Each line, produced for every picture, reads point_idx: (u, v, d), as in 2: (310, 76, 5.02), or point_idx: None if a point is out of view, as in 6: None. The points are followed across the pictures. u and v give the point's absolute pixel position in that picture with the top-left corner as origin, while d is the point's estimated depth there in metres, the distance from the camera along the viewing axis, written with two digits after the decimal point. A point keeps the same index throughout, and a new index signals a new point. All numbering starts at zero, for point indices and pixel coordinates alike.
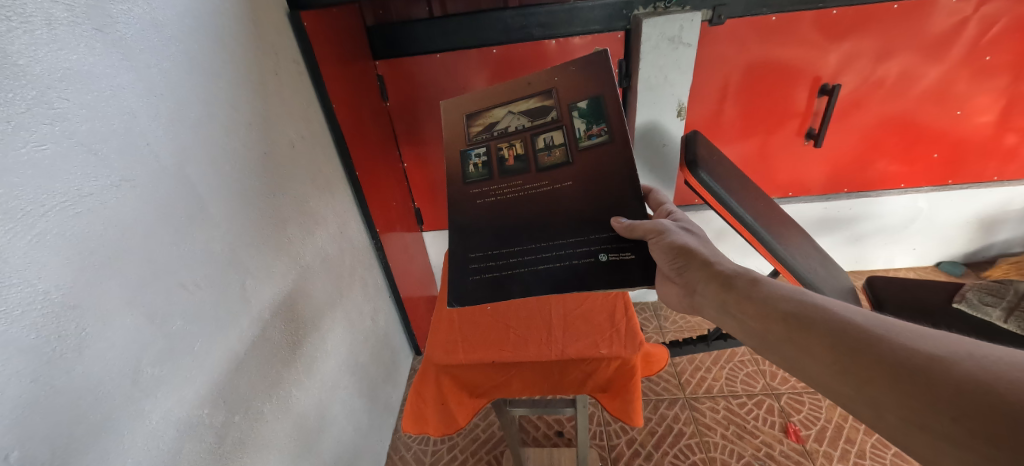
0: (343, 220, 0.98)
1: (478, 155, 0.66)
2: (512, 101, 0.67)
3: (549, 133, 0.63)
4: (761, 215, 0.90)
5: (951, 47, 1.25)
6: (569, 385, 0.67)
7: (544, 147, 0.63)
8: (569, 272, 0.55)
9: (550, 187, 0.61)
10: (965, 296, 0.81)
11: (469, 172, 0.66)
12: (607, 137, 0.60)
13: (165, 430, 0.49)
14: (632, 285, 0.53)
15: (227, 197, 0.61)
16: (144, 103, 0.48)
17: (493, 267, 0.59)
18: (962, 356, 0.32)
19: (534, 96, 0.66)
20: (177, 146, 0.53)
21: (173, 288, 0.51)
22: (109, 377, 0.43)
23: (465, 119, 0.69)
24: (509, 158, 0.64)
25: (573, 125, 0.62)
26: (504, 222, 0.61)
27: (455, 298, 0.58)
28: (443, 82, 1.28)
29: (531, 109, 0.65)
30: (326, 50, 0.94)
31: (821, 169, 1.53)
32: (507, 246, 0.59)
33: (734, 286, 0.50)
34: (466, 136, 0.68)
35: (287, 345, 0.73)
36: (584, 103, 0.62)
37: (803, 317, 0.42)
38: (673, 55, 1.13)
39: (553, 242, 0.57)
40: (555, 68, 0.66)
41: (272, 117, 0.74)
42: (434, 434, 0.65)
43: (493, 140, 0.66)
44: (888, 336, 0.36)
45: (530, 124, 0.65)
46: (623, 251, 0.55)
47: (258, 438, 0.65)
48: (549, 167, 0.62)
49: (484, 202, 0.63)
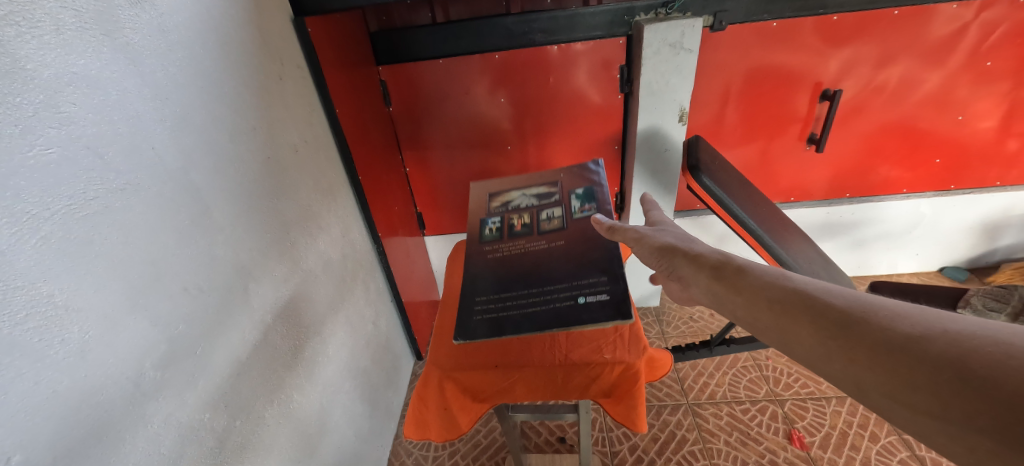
0: (345, 223, 0.98)
1: (493, 223, 0.77)
2: (526, 187, 0.83)
3: (552, 209, 0.75)
4: (765, 221, 0.89)
5: (950, 54, 1.26)
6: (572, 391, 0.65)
7: (546, 219, 0.74)
8: (554, 314, 0.59)
9: (546, 245, 0.69)
10: (969, 301, 0.85)
11: (484, 235, 0.76)
12: (596, 212, 0.72)
13: (166, 435, 0.48)
14: (626, 317, 0.56)
15: (232, 201, 0.62)
16: (149, 107, 0.49)
17: (496, 307, 0.62)
18: (945, 333, 0.31)
19: (543, 185, 0.82)
20: (181, 150, 0.53)
21: (175, 291, 0.51)
22: (113, 378, 0.43)
23: (488, 197, 0.83)
24: (518, 225, 0.76)
25: (570, 204, 0.75)
26: (511, 273, 0.67)
27: (458, 333, 0.60)
28: (445, 86, 1.29)
29: (539, 193, 0.80)
30: (332, 58, 0.95)
31: (823, 174, 1.53)
32: (507, 291, 0.64)
33: (714, 271, 0.49)
34: (486, 210, 0.81)
35: (289, 349, 0.73)
36: (581, 191, 0.77)
37: (785, 302, 0.41)
38: (675, 61, 1.14)
39: (544, 288, 0.63)
40: (560, 169, 0.85)
41: (276, 121, 0.74)
42: (437, 439, 0.64)
43: (507, 213, 0.79)
44: (872, 316, 0.35)
45: (537, 201, 0.78)
46: (602, 293, 0.60)
47: (259, 443, 0.64)
48: (548, 231, 0.72)
49: (494, 256, 0.71)
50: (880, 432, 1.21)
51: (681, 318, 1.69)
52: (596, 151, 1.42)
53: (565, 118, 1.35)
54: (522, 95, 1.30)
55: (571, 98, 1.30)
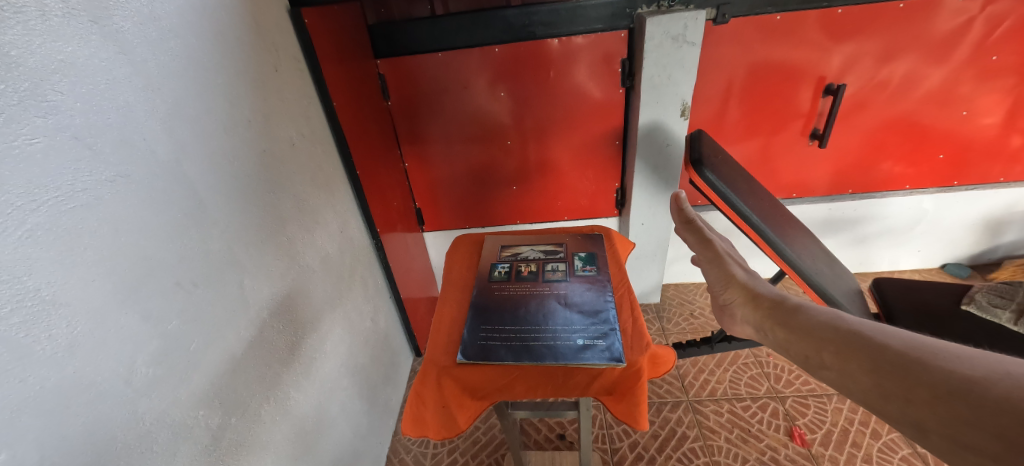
0: (343, 218, 0.97)
1: (502, 267, 0.79)
2: (534, 243, 0.86)
3: (557, 263, 0.78)
4: (768, 217, 0.88)
5: (956, 48, 1.24)
6: (572, 389, 0.61)
7: (552, 269, 0.77)
8: (550, 351, 0.61)
9: (549, 292, 0.71)
10: (974, 297, 0.84)
11: (493, 275, 0.78)
12: (595, 273, 0.75)
13: (159, 432, 0.47)
14: (620, 361, 0.58)
15: (226, 195, 0.61)
16: (139, 97, 0.47)
17: (497, 336, 0.64)
18: (997, 375, 0.32)
19: (550, 243, 0.85)
20: (173, 141, 0.52)
21: (168, 286, 0.50)
22: (102, 375, 0.41)
23: (499, 247, 0.85)
24: (525, 270, 0.77)
25: (574, 262, 0.78)
26: (513, 308, 0.69)
27: (459, 353, 0.62)
28: (444, 80, 1.27)
29: (546, 249, 0.83)
30: (329, 50, 0.94)
31: (825, 170, 1.51)
32: (508, 323, 0.66)
33: (780, 316, 0.54)
34: (496, 256, 0.83)
35: (286, 345, 0.72)
36: (584, 254, 0.81)
37: (841, 341, 0.44)
38: (677, 54, 1.13)
39: (543, 326, 0.65)
40: (566, 234, 0.88)
41: (272, 114, 0.73)
42: (434, 437, 0.61)
43: (515, 260, 0.81)
44: (925, 357, 0.37)
45: (544, 254, 0.81)
46: (596, 339, 0.62)
47: (255, 440, 0.63)
48: (552, 280, 0.74)
49: (501, 294, 0.73)
50: (882, 429, 1.20)
51: (682, 315, 1.68)
52: (596, 146, 1.41)
53: (566, 113, 1.33)
54: (522, 89, 1.28)
55: (572, 93, 1.29)
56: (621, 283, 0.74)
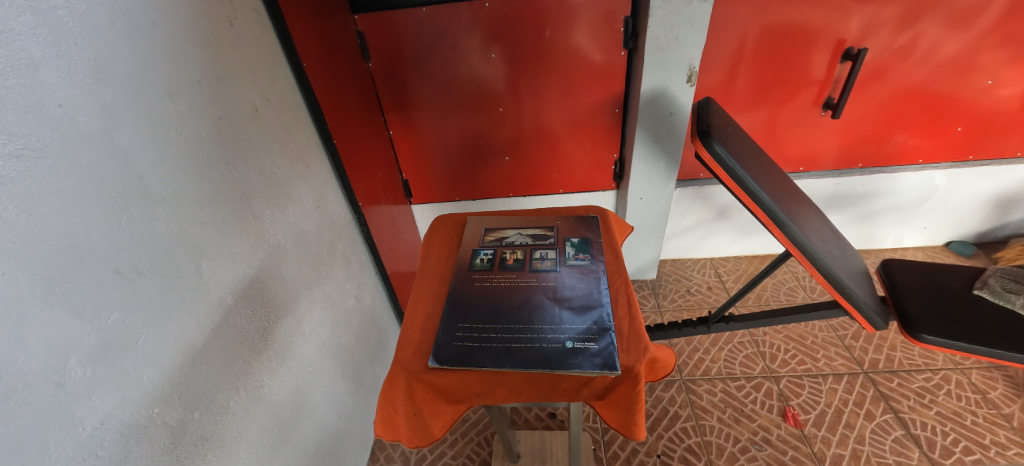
0: (320, 193, 0.90)
1: (485, 254, 0.74)
2: (522, 226, 0.80)
3: (545, 250, 0.73)
4: (777, 193, 0.82)
5: (992, 10, 1.13)
6: (562, 393, 0.58)
7: (540, 257, 0.71)
8: (536, 355, 0.56)
9: (535, 283, 0.66)
10: (987, 283, 0.83)
11: (475, 263, 0.72)
12: (587, 261, 0.70)
13: (105, 434, 0.43)
14: (614, 369, 0.53)
15: (174, 170, 0.53)
16: (50, 53, 0.39)
17: (476, 337, 0.59)
18: None
19: (539, 227, 0.79)
20: (102, 107, 0.44)
21: (103, 275, 0.44)
22: (22, 379, 0.36)
23: (483, 231, 0.80)
24: (510, 258, 0.72)
25: (564, 249, 0.73)
26: (495, 303, 0.64)
27: (432, 356, 0.57)
28: (431, 40, 1.16)
29: (535, 233, 0.77)
30: (296, 5, 0.83)
31: (834, 143, 1.44)
32: (492, 321, 0.61)
33: None
34: (480, 241, 0.77)
35: (257, 333, 0.68)
36: (577, 239, 0.75)
37: None
38: (687, 12, 1.02)
39: (528, 326, 0.60)
40: (558, 216, 0.82)
41: (229, 77, 0.64)
42: (408, 444, 0.58)
43: (500, 246, 0.75)
44: None
45: (532, 240, 0.75)
46: (588, 341, 0.57)
47: (224, 433, 0.60)
48: (539, 269, 0.69)
49: (483, 284, 0.68)
50: (876, 410, 1.21)
51: (680, 291, 1.67)
52: (594, 116, 1.32)
53: (564, 79, 1.23)
54: (517, 51, 1.18)
55: (571, 55, 1.18)
56: (616, 272, 0.69)
